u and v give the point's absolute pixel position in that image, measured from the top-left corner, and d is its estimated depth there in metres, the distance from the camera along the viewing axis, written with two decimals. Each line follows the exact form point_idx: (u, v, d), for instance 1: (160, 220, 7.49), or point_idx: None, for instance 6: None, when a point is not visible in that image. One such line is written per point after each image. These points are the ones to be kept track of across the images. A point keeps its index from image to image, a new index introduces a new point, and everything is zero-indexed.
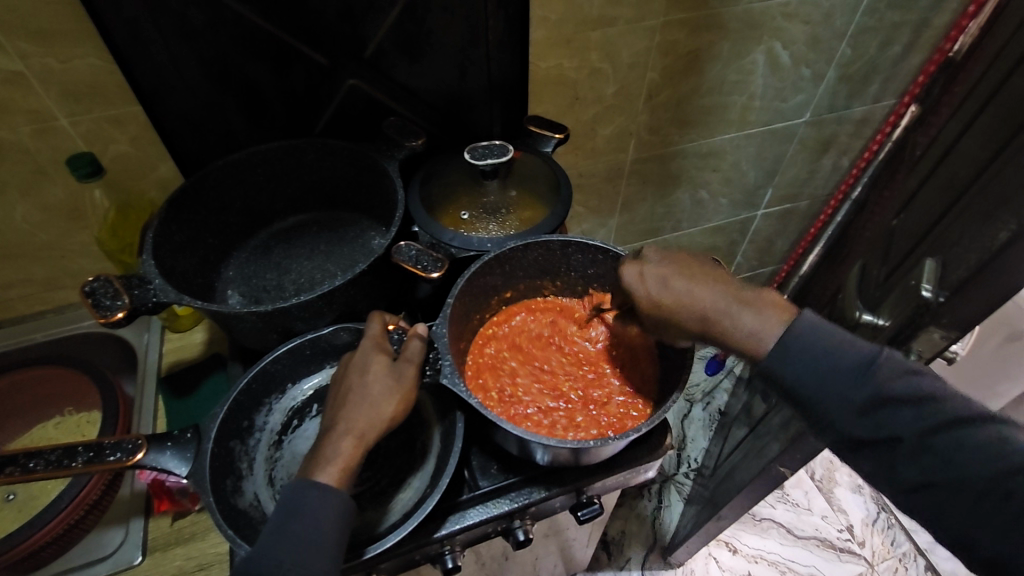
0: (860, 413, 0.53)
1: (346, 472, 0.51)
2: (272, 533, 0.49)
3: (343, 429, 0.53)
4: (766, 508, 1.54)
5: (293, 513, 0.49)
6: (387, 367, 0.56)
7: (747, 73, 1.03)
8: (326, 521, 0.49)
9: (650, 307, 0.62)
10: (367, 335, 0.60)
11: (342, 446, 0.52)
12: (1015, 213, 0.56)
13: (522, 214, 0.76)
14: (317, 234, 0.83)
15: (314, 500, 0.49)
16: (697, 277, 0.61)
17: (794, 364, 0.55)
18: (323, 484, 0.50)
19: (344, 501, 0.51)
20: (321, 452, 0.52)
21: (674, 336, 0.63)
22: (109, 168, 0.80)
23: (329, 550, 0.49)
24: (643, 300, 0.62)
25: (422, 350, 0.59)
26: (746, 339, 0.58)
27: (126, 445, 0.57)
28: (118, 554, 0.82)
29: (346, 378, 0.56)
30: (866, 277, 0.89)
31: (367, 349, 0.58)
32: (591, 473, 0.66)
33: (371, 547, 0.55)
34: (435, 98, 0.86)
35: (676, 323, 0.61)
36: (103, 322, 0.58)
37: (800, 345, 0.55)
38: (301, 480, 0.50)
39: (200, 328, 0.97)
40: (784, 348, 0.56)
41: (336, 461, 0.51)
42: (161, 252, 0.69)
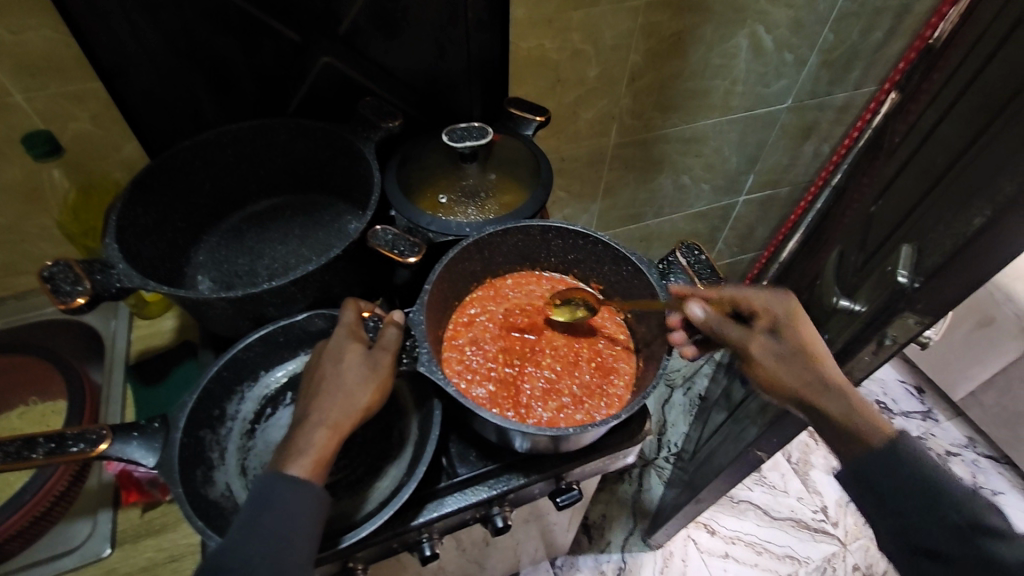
0: (956, 539, 0.48)
1: (319, 464, 0.50)
2: (240, 527, 0.48)
3: (317, 418, 0.51)
4: (743, 490, 1.57)
5: (263, 508, 0.47)
6: (363, 356, 0.55)
7: (730, 57, 1.02)
8: (296, 516, 0.48)
9: (796, 339, 0.62)
10: (341, 322, 0.58)
11: (315, 436, 0.50)
12: (989, 199, 0.57)
13: (502, 198, 0.75)
14: (291, 218, 0.81)
15: (283, 494, 0.48)
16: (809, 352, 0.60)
17: (879, 476, 0.53)
18: (294, 478, 0.49)
19: (318, 491, 0.49)
20: (293, 443, 0.50)
21: (791, 371, 0.61)
22: (69, 148, 0.77)
23: (302, 544, 0.48)
24: (791, 332, 0.62)
25: (399, 336, 0.57)
26: (863, 426, 0.55)
27: (89, 435, 0.54)
28: (87, 547, 0.80)
29: (320, 366, 0.55)
30: (845, 263, 0.91)
31: (341, 337, 0.57)
32: (570, 459, 0.66)
33: (347, 537, 0.55)
34: (413, 79, 0.83)
35: (807, 366, 0.60)
36: (62, 308, 0.56)
37: (902, 464, 0.52)
38: (272, 473, 0.49)
39: (170, 315, 0.93)
40: (876, 455, 0.53)
41: (310, 452, 0.50)
42: (127, 236, 0.66)
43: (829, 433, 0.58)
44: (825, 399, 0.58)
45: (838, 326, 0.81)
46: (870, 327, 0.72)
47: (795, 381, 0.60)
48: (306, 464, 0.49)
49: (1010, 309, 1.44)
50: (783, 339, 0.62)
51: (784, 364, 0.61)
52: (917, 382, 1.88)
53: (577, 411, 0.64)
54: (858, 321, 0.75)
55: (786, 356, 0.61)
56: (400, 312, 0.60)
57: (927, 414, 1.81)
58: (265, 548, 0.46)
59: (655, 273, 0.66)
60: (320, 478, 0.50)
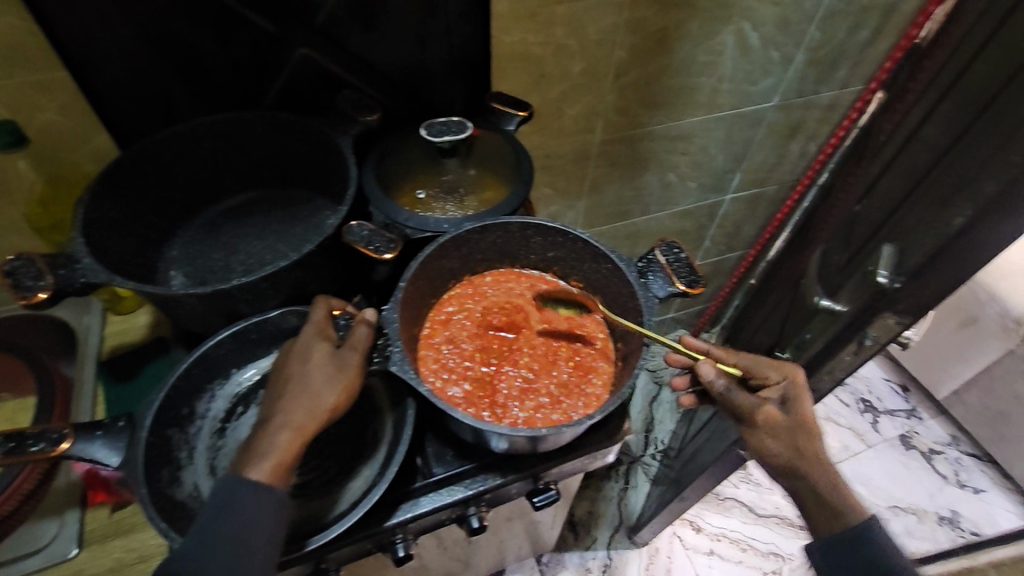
0: None
1: (280, 468, 0.49)
2: (201, 529, 0.48)
3: (279, 422, 0.50)
4: (728, 487, 1.58)
5: (223, 515, 0.48)
6: (330, 356, 0.54)
7: (716, 54, 1.02)
8: (256, 518, 0.48)
9: (799, 414, 0.63)
10: (310, 321, 0.57)
11: (277, 440, 0.50)
12: (970, 199, 0.57)
13: (483, 194, 0.74)
14: (268, 213, 0.79)
15: (244, 498, 0.48)
16: (805, 432, 0.63)
17: (846, 553, 0.61)
18: (255, 481, 0.48)
19: (279, 497, 0.49)
20: (255, 447, 0.50)
21: (784, 442, 0.63)
22: (36, 138, 0.75)
23: (260, 549, 0.48)
24: (796, 407, 0.64)
25: (369, 335, 0.56)
26: (841, 506, 0.62)
27: (49, 435, 0.53)
28: (51, 548, 0.78)
29: (287, 365, 0.54)
30: (828, 262, 0.91)
31: (309, 336, 0.55)
32: (547, 459, 0.65)
33: (316, 538, 0.55)
34: (393, 72, 0.82)
35: (805, 442, 0.63)
36: (23, 304, 0.54)
37: (869, 544, 0.60)
38: (233, 476, 0.49)
39: (145, 310, 0.91)
40: (850, 535, 0.60)
41: (272, 455, 0.49)
42: (95, 231, 0.65)
43: (811, 504, 0.63)
44: (816, 473, 0.62)
45: (820, 325, 0.81)
46: (852, 327, 0.72)
47: (788, 451, 0.63)
48: (267, 469, 0.49)
49: (993, 309, 1.45)
50: (788, 412, 0.64)
51: (782, 435, 0.63)
52: (901, 380, 1.89)
53: (554, 411, 0.64)
54: (839, 320, 0.74)
55: (787, 429, 0.63)
56: (373, 309, 0.59)
57: (911, 412, 1.83)
58: (224, 554, 0.47)
59: (633, 271, 0.65)
60: (283, 482, 0.50)
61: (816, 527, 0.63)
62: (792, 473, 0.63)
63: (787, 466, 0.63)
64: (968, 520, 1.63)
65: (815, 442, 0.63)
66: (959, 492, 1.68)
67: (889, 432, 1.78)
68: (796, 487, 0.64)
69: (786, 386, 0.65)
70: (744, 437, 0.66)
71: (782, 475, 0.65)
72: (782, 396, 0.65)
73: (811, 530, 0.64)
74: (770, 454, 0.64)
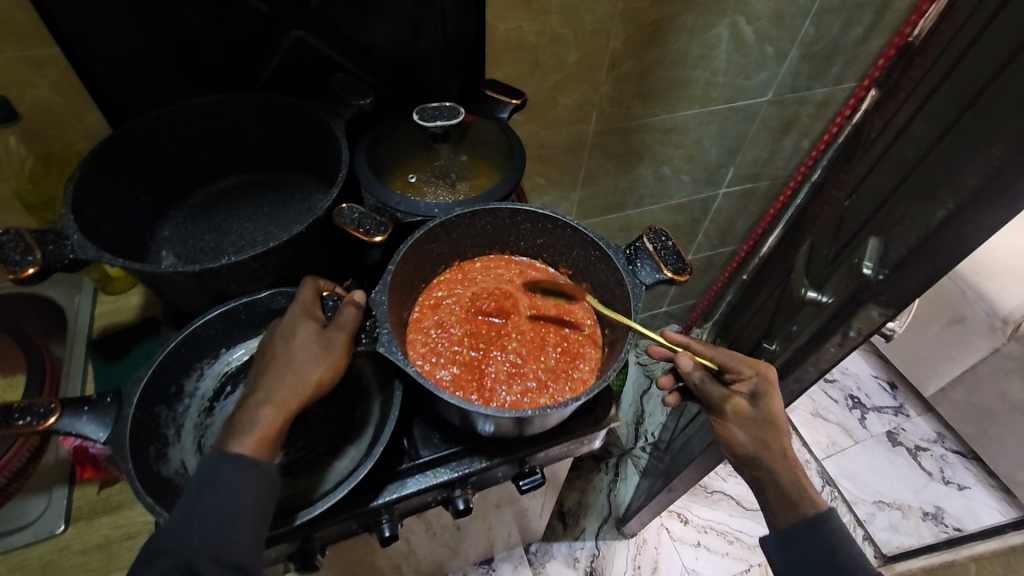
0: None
1: (264, 443, 0.50)
2: (186, 504, 0.49)
3: (263, 397, 0.51)
4: (716, 480, 1.61)
5: (206, 489, 0.48)
6: (316, 334, 0.54)
7: (711, 47, 1.02)
8: (240, 492, 0.49)
9: (767, 409, 0.65)
10: (297, 299, 0.58)
11: (261, 415, 0.50)
12: (952, 192, 0.57)
13: (474, 180, 0.75)
14: (260, 196, 0.79)
15: (228, 473, 0.49)
16: (770, 426, 0.65)
17: (801, 542, 0.62)
18: (238, 456, 0.49)
19: (262, 470, 0.50)
20: (239, 421, 0.51)
21: (750, 434, 0.65)
22: (27, 115, 0.75)
23: (244, 523, 0.49)
24: (765, 403, 0.65)
25: (357, 315, 0.56)
26: (797, 499, 0.64)
27: (37, 409, 0.53)
28: (39, 524, 0.78)
29: (272, 343, 0.54)
30: (816, 256, 0.91)
31: (296, 313, 0.56)
32: (533, 443, 0.66)
33: (301, 514, 0.55)
34: (387, 56, 0.82)
35: (769, 436, 0.65)
36: (12, 278, 0.54)
37: (829, 536, 0.61)
38: (217, 452, 0.49)
39: (137, 291, 0.91)
40: (807, 525, 0.62)
41: (255, 431, 0.50)
42: (85, 208, 0.65)
43: (770, 495, 0.65)
44: (777, 466, 0.64)
45: (806, 317, 0.82)
46: (836, 319, 0.72)
47: (751, 442, 0.65)
48: (251, 442, 0.50)
49: (981, 308, 1.46)
50: (757, 406, 0.66)
51: (748, 428, 0.65)
52: (890, 378, 1.91)
53: (542, 395, 0.64)
54: (825, 312, 0.75)
55: (754, 422, 0.65)
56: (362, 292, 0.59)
57: (899, 409, 1.85)
58: (207, 529, 0.48)
59: (621, 259, 0.65)
60: (267, 456, 0.51)
61: (775, 518, 0.65)
62: (754, 464, 0.66)
63: (750, 456, 0.66)
64: (951, 516, 1.64)
65: (778, 436, 0.65)
66: (944, 488, 1.70)
67: (876, 428, 1.81)
68: (757, 478, 0.66)
69: (757, 382, 0.66)
70: (715, 426, 0.69)
71: (745, 466, 0.67)
72: (753, 390, 0.66)
73: (770, 522, 0.66)
74: (735, 445, 0.67)
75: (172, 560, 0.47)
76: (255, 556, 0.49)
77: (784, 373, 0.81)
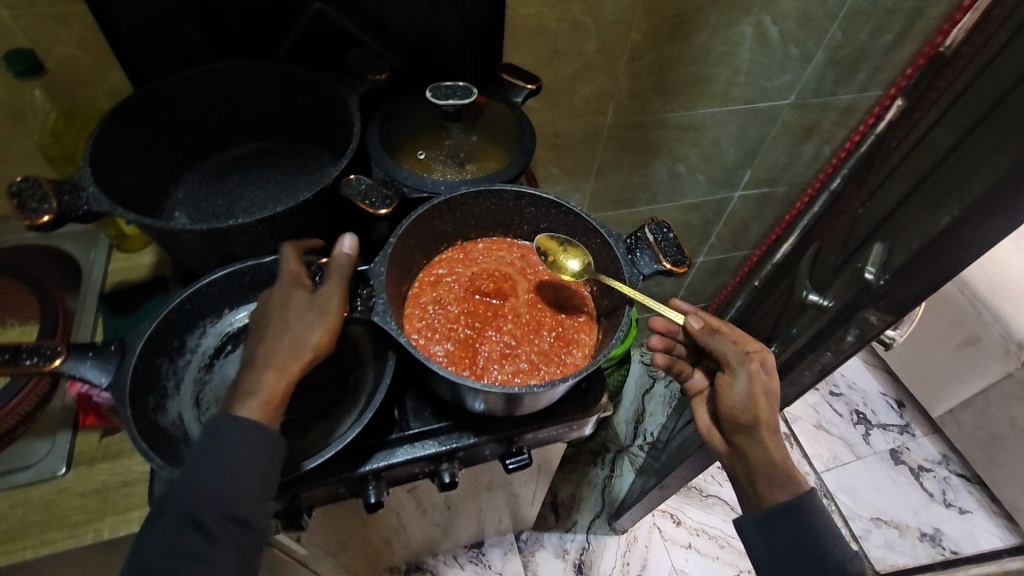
0: (800, 548, 0.62)
1: (267, 406, 0.52)
2: (193, 461, 0.51)
3: (262, 363, 0.52)
4: (712, 484, 1.60)
5: (212, 447, 0.50)
6: (308, 301, 0.56)
7: (734, 45, 1.01)
8: (243, 453, 0.50)
9: (773, 377, 0.67)
10: (284, 270, 0.59)
11: (262, 380, 0.52)
12: (959, 199, 0.57)
13: (482, 162, 0.75)
14: (274, 164, 0.81)
15: (232, 433, 0.50)
16: (773, 394, 0.66)
17: (777, 520, 0.63)
18: (242, 418, 0.51)
19: (265, 432, 0.51)
20: (242, 386, 0.52)
21: (757, 396, 0.65)
22: (54, 71, 0.76)
23: (247, 482, 0.50)
24: (773, 371, 0.67)
25: (347, 269, 0.58)
26: (784, 479, 0.64)
27: (44, 350, 0.56)
28: (41, 465, 0.76)
29: (266, 313, 0.55)
30: (824, 261, 0.91)
31: (285, 282, 0.57)
32: (522, 423, 0.67)
33: (309, 461, 0.57)
34: (406, 33, 0.83)
35: (771, 404, 0.66)
36: (28, 225, 0.57)
37: (801, 513, 0.62)
38: (222, 414, 0.51)
39: (150, 251, 0.93)
40: (786, 505, 0.63)
41: (258, 396, 0.51)
42: (103, 162, 0.67)
43: (756, 476, 0.65)
44: (770, 439, 0.65)
45: (807, 321, 0.81)
46: (834, 322, 0.72)
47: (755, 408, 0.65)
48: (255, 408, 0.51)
49: (996, 330, 1.44)
50: (766, 372, 0.67)
51: (758, 390, 0.65)
52: (898, 396, 1.89)
53: (534, 376, 0.65)
54: (825, 315, 0.75)
55: (761, 386, 0.66)
56: (354, 241, 0.60)
57: (904, 428, 1.83)
58: (213, 484, 0.50)
59: (620, 248, 0.66)
60: (270, 420, 0.52)
61: (759, 500, 0.66)
62: (752, 433, 0.65)
63: (750, 423, 0.65)
64: (950, 538, 1.62)
65: (774, 408, 0.66)
66: (944, 511, 1.68)
67: (880, 445, 1.79)
68: (748, 451, 0.66)
69: (764, 357, 0.67)
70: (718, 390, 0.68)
71: (738, 438, 0.67)
72: (762, 361, 0.68)
73: (750, 504, 0.67)
74: (738, 409, 0.66)
75: (181, 512, 0.49)
76: (257, 513, 0.51)
77: (780, 375, 0.81)
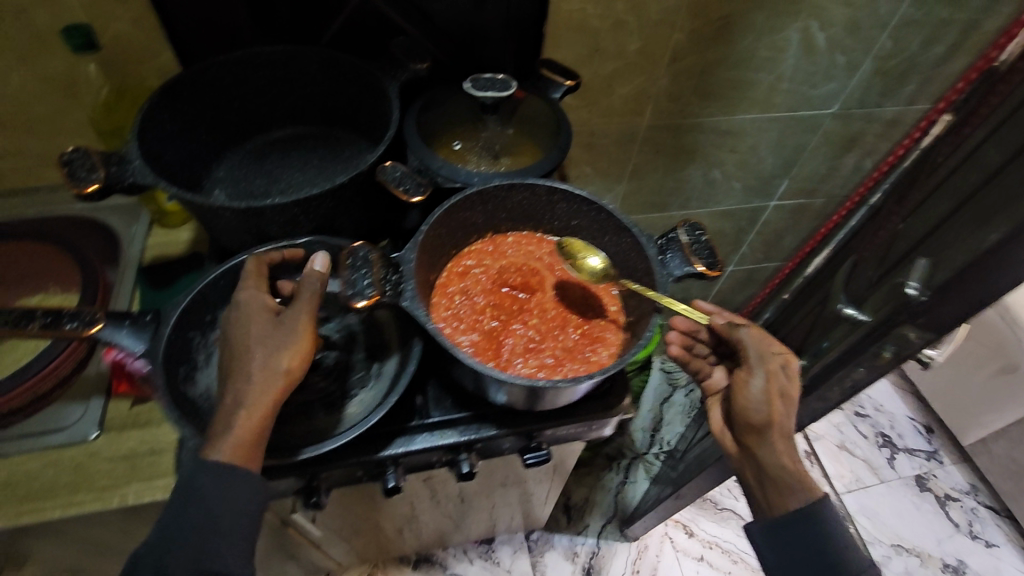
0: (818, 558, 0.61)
1: (241, 449, 0.52)
2: (172, 516, 0.52)
3: (234, 403, 0.52)
4: (728, 498, 1.58)
5: (192, 499, 0.51)
6: (274, 326, 0.56)
7: (778, 50, 0.99)
8: (223, 502, 0.51)
9: (790, 382, 0.65)
10: (246, 288, 0.59)
11: (235, 423, 0.52)
12: (1010, 217, 0.55)
13: (515, 156, 0.75)
14: (311, 148, 0.82)
15: (210, 484, 0.51)
16: (789, 399, 0.64)
17: (789, 528, 0.63)
18: (216, 465, 0.51)
19: (244, 474, 0.52)
20: (214, 430, 0.52)
21: (771, 396, 0.64)
22: (107, 47, 0.79)
23: (228, 530, 0.52)
24: (791, 376, 0.65)
25: (319, 286, 0.58)
26: (794, 485, 0.63)
27: (84, 316, 0.59)
28: (74, 429, 0.79)
29: (233, 344, 0.55)
30: (860, 275, 0.88)
31: (248, 304, 0.57)
32: (543, 418, 0.67)
33: (308, 450, 0.57)
34: (449, 25, 0.83)
35: (785, 407, 0.64)
36: (75, 192, 0.59)
37: (816, 522, 0.62)
38: (196, 463, 0.52)
39: (188, 228, 0.95)
40: (800, 514, 0.62)
41: (230, 440, 0.51)
42: (149, 137, 0.68)
43: (766, 482, 0.64)
44: (778, 444, 0.64)
45: (840, 335, 0.79)
46: (870, 337, 0.70)
47: (768, 409, 0.64)
48: (231, 451, 0.51)
49: None
50: (785, 374, 0.65)
51: (774, 389, 0.64)
52: (927, 421, 1.84)
53: (560, 371, 0.64)
54: (860, 330, 0.73)
55: (779, 387, 0.64)
56: (326, 258, 0.60)
57: (931, 454, 1.77)
58: (192, 537, 0.51)
59: (652, 248, 0.65)
60: (247, 460, 0.53)
61: (767, 506, 0.65)
62: (761, 434, 0.64)
63: (760, 423, 0.64)
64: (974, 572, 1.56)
65: (789, 413, 0.64)
66: (970, 543, 1.62)
67: (905, 471, 1.73)
68: (756, 453, 0.65)
69: (786, 360, 0.66)
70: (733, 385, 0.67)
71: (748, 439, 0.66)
72: (783, 365, 0.65)
73: (758, 511, 0.67)
74: (750, 408, 0.65)
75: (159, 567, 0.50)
76: (239, 562, 0.52)
77: (809, 390, 0.79)
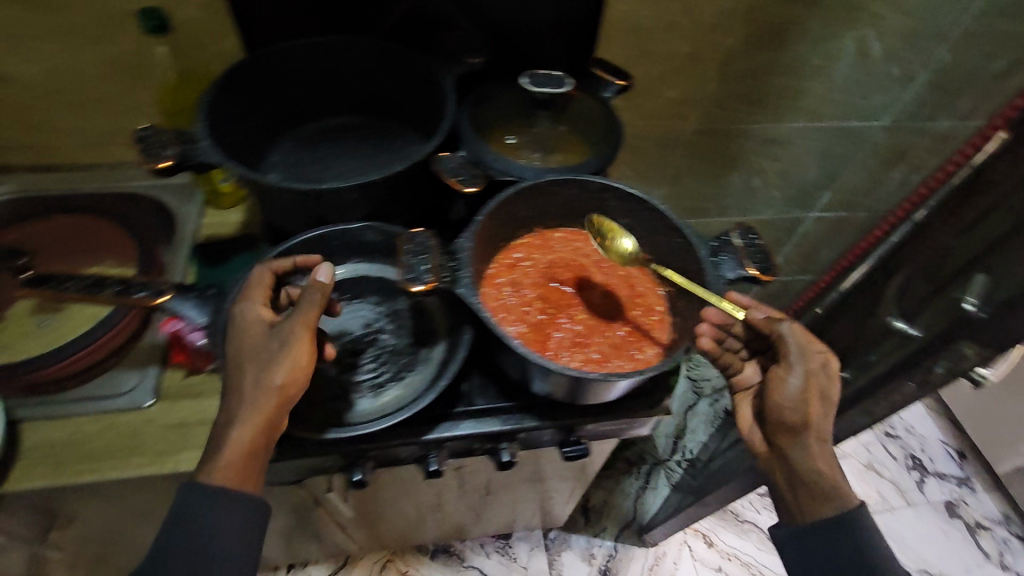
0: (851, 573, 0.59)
1: (234, 471, 0.54)
2: (162, 541, 0.53)
3: (226, 425, 0.54)
4: (749, 510, 1.56)
5: (183, 522, 0.53)
6: (268, 343, 0.56)
7: (832, 59, 1.03)
8: (216, 522, 0.53)
9: (828, 382, 0.63)
10: (249, 301, 0.59)
11: (224, 448, 0.53)
12: None
13: (566, 152, 0.76)
14: (362, 137, 0.84)
15: (202, 506, 0.52)
16: (828, 400, 0.62)
17: (819, 537, 0.61)
18: (208, 488, 0.53)
19: (237, 495, 0.54)
20: (209, 453, 0.54)
21: (809, 395, 0.62)
22: (179, 30, 0.82)
23: (226, 548, 0.53)
24: (832, 376, 0.63)
25: (318, 301, 0.57)
26: (830, 493, 0.61)
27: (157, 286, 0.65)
28: (130, 396, 0.82)
29: (233, 359, 0.57)
30: (904, 289, 0.88)
31: (247, 319, 0.58)
32: (584, 413, 0.67)
33: (331, 432, 0.60)
34: (506, 21, 0.84)
35: (823, 407, 0.62)
36: (150, 166, 0.63)
37: (851, 534, 0.60)
38: (187, 486, 0.54)
39: (239, 210, 0.99)
40: (834, 523, 0.60)
41: (221, 463, 0.53)
42: (215, 119, 0.70)
43: (799, 488, 0.63)
44: (814, 445, 0.62)
45: (887, 348, 0.78)
46: (923, 353, 0.69)
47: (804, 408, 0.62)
48: (225, 473, 0.53)
49: None
50: (826, 374, 0.62)
51: (812, 388, 0.62)
52: (961, 447, 1.79)
53: (606, 365, 0.65)
54: (910, 345, 0.72)
55: (818, 387, 0.62)
56: (330, 270, 0.58)
57: (964, 480, 1.73)
58: (187, 558, 0.52)
59: (704, 249, 0.66)
60: (241, 480, 0.54)
61: (796, 513, 0.63)
62: (796, 434, 0.62)
63: (796, 423, 0.62)
64: None
65: (827, 414, 0.62)
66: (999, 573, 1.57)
67: (935, 496, 1.69)
68: (789, 453, 0.63)
69: (828, 359, 0.63)
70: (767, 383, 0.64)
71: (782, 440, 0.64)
72: (825, 366, 0.63)
73: (786, 516, 0.65)
74: (785, 406, 0.63)
75: None
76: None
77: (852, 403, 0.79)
